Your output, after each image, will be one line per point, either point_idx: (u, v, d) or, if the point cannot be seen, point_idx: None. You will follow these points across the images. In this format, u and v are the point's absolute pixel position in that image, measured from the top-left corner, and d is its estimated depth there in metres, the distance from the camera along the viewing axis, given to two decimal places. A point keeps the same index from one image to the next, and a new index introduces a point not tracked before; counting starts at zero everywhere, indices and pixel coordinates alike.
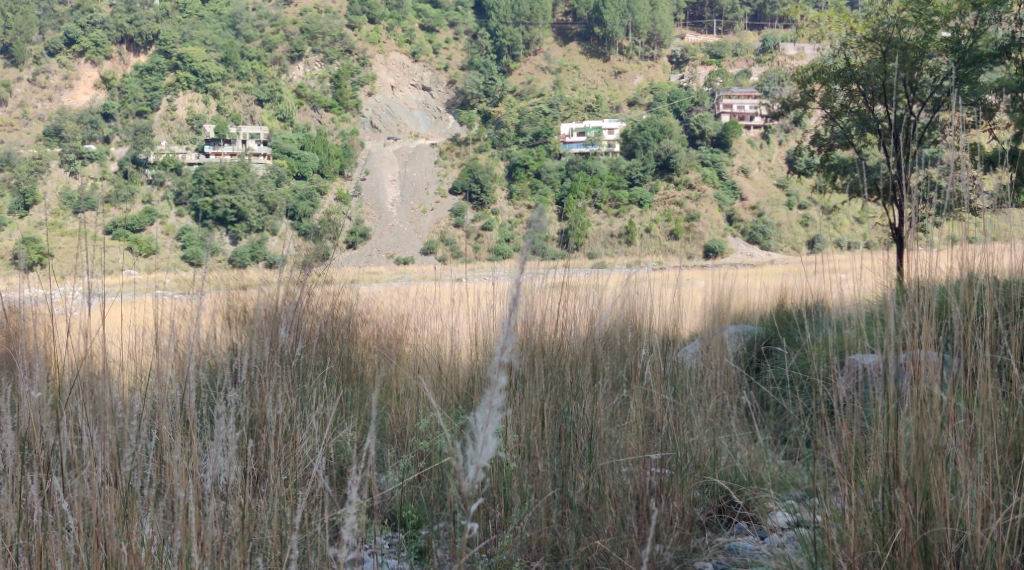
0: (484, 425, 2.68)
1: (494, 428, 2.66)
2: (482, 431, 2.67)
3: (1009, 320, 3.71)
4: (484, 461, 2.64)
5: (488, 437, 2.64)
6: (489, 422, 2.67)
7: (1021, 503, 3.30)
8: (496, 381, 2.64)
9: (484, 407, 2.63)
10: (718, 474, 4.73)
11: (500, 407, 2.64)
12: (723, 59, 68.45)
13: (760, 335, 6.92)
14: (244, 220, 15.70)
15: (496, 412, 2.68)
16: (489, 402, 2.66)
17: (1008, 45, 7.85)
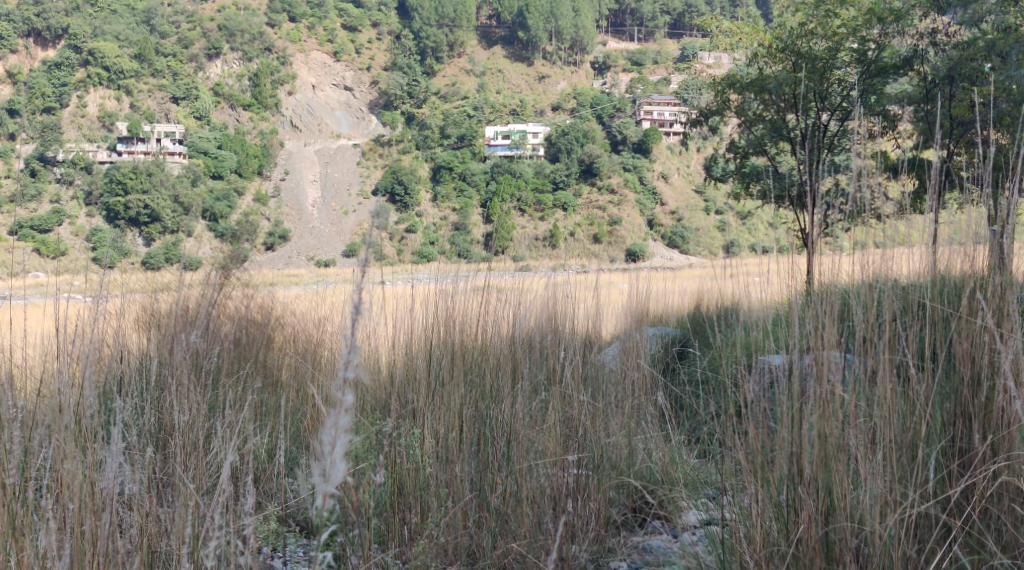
0: (332, 448, 2.80)
1: (340, 451, 2.76)
2: (330, 454, 2.78)
3: (909, 321, 3.84)
4: (330, 485, 2.74)
5: (335, 459, 2.75)
6: (337, 444, 2.77)
7: (918, 498, 3.42)
8: (341, 402, 2.75)
9: (329, 428, 2.75)
10: (633, 474, 4.78)
11: (344, 427, 2.76)
12: (645, 67, 69.44)
13: (677, 337, 7.06)
14: (158, 219, 15.45)
15: (343, 434, 2.79)
16: (335, 423, 2.77)
17: (911, 57, 8.29)
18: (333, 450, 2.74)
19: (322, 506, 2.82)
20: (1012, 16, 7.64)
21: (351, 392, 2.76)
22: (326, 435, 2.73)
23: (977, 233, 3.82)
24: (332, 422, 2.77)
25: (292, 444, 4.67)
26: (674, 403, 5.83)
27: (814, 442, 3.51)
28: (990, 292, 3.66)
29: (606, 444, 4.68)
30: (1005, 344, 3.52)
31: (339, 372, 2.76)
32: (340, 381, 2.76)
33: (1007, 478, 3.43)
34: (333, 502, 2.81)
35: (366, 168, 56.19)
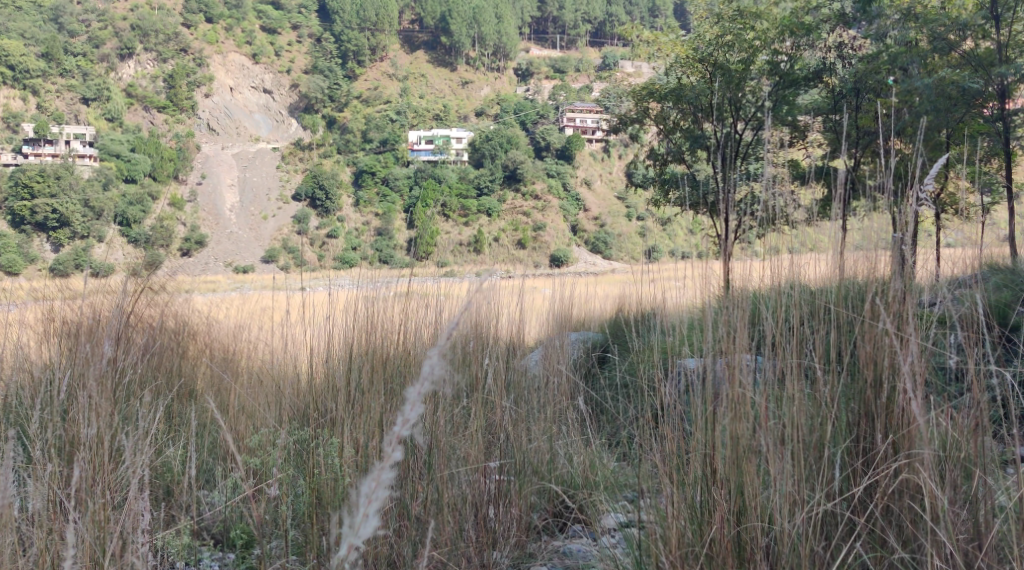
0: (369, 503, 3.15)
1: (375, 507, 3.11)
2: (365, 508, 3.14)
3: (816, 325, 3.96)
4: (359, 539, 3.09)
5: (368, 514, 3.11)
6: (373, 502, 3.13)
7: (824, 496, 3.53)
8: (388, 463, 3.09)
9: (370, 487, 3.09)
10: (554, 479, 4.81)
11: (384, 485, 3.12)
12: (566, 73, 70.20)
13: (599, 341, 7.17)
14: (53, 215, 14.92)
15: (380, 491, 3.16)
16: (377, 482, 3.13)
17: (821, 70, 8.91)
18: (369, 505, 3.10)
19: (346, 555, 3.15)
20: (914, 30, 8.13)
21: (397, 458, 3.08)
22: (367, 494, 3.06)
23: (881, 239, 3.96)
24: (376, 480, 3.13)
25: (209, 454, 4.61)
26: (596, 407, 5.90)
27: (726, 444, 3.63)
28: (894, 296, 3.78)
29: (527, 450, 4.72)
30: (905, 346, 3.63)
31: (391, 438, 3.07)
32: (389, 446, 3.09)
33: (907, 475, 3.54)
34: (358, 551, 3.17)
35: (286, 172, 55.54)
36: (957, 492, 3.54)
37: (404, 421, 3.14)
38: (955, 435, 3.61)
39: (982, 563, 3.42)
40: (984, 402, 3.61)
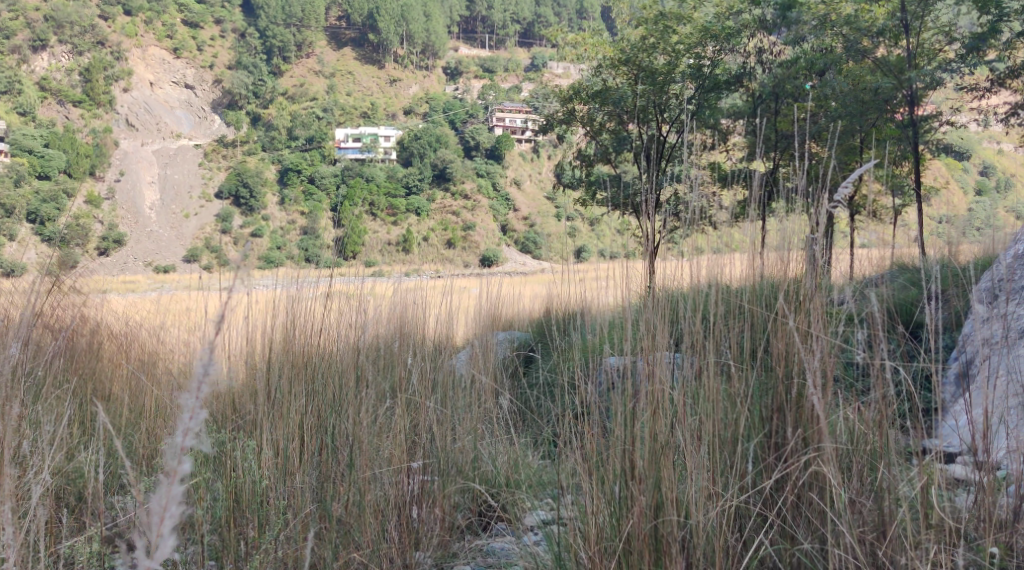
0: (160, 518, 2.70)
1: (170, 523, 2.68)
2: (157, 526, 2.68)
3: (733, 323, 4.08)
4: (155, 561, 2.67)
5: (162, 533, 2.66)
6: (167, 516, 2.69)
7: (737, 489, 3.64)
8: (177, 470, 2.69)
9: (163, 498, 2.67)
10: (478, 479, 4.79)
11: (177, 498, 2.69)
12: (496, 73, 70.44)
13: (528, 340, 7.20)
14: None
15: (173, 506, 2.72)
16: (168, 493, 2.70)
17: (741, 75, 9.34)
18: (162, 522, 2.66)
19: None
20: (831, 37, 8.80)
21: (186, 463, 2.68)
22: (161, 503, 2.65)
23: (793, 238, 4.09)
24: (165, 495, 2.68)
25: (123, 458, 4.53)
26: (524, 407, 5.91)
27: (644, 439, 3.72)
28: (803, 294, 3.90)
29: (451, 450, 4.72)
30: (812, 343, 3.76)
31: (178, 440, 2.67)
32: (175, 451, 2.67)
33: (817, 468, 3.63)
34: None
35: (209, 170, 54.53)
36: (863, 483, 3.70)
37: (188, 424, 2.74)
38: (859, 428, 3.78)
39: (891, 554, 3.51)
40: (887, 395, 3.76)
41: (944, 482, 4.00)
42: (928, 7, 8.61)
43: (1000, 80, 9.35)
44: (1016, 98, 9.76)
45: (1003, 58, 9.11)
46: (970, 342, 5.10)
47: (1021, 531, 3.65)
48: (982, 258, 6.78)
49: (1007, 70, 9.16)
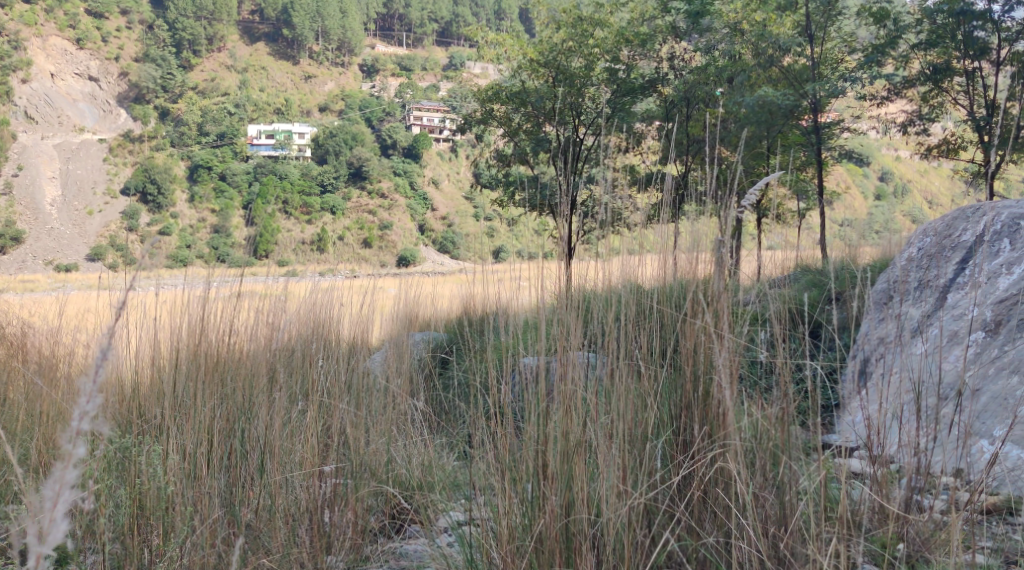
0: (54, 506, 2.94)
1: (62, 508, 2.92)
2: (52, 511, 2.93)
3: (645, 324, 4.13)
4: (48, 543, 2.89)
5: (57, 514, 2.91)
6: (59, 501, 2.93)
7: (646, 486, 3.71)
8: (70, 456, 2.92)
9: (55, 485, 2.91)
10: (392, 481, 4.72)
11: (70, 482, 2.93)
12: (412, 73, 70.30)
13: (445, 340, 7.18)
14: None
15: (67, 493, 2.96)
16: (59, 481, 2.93)
17: (655, 80, 9.58)
18: (56, 506, 2.91)
19: (37, 564, 2.93)
20: (739, 46, 9.31)
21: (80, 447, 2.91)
22: (53, 490, 2.88)
23: (703, 240, 4.17)
24: (59, 480, 2.93)
25: (19, 466, 4.38)
26: (440, 408, 5.88)
27: (557, 439, 3.75)
28: (711, 295, 3.97)
29: (365, 453, 4.67)
30: (719, 342, 3.83)
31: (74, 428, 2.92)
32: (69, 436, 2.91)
33: (721, 463, 3.72)
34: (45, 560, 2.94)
35: (115, 165, 53.08)
36: (769, 477, 3.74)
37: (83, 410, 2.98)
38: (763, 425, 3.79)
39: (792, 545, 3.62)
40: (790, 391, 3.85)
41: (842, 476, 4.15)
42: (831, 18, 9.63)
43: (897, 90, 9.86)
44: (911, 107, 10.27)
45: (900, 68, 9.61)
46: (867, 340, 5.31)
47: (910, 521, 3.82)
48: (880, 260, 7.04)
49: (903, 80, 9.66)
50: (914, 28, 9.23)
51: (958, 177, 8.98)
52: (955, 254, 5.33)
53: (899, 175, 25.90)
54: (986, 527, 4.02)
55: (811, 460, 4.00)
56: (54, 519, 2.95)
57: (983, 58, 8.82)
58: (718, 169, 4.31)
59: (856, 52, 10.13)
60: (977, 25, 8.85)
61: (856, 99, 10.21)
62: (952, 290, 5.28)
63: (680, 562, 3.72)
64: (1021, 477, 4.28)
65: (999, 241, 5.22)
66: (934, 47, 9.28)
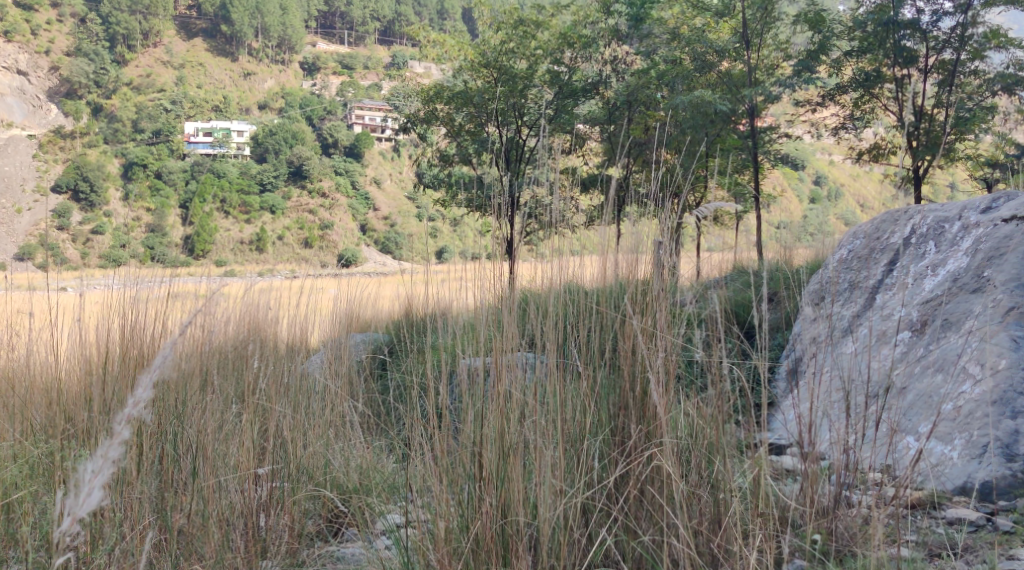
0: (93, 480, 3.32)
1: (99, 482, 3.30)
2: (89, 483, 3.29)
3: (583, 326, 4.14)
4: (82, 509, 3.25)
5: (93, 487, 3.28)
6: (96, 476, 3.30)
7: (583, 486, 3.72)
8: (114, 438, 3.32)
9: (97, 459, 3.28)
10: (329, 483, 4.62)
11: (109, 461, 3.32)
12: (355, 72, 69.91)
13: (387, 341, 7.14)
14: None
15: (105, 470, 3.34)
16: (102, 456, 3.32)
17: (597, 83, 9.66)
18: (95, 478, 3.28)
19: (67, 530, 3.27)
20: (679, 51, 9.72)
21: (127, 430, 3.33)
22: (95, 465, 3.26)
23: (643, 241, 4.18)
24: (101, 457, 3.31)
25: None
26: (378, 409, 5.83)
27: (494, 439, 3.75)
28: (650, 296, 4.05)
29: (302, 456, 4.62)
30: (656, 343, 3.89)
31: (123, 412, 3.33)
32: (119, 420, 3.34)
33: (657, 463, 3.76)
34: (75, 527, 3.30)
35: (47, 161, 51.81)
36: (704, 476, 3.84)
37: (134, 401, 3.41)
38: (698, 423, 3.90)
39: (724, 543, 3.67)
40: (725, 390, 3.91)
41: (774, 473, 4.21)
42: (767, 26, 9.95)
43: (830, 95, 9.98)
44: (843, 112, 10.42)
45: (833, 74, 9.79)
46: (799, 340, 5.42)
47: (838, 516, 3.88)
48: (815, 262, 7.14)
49: (836, 87, 9.83)
50: (846, 35, 9.54)
51: (889, 182, 9.17)
52: (884, 256, 5.46)
53: (832, 179, 26.43)
54: (912, 521, 4.08)
55: (745, 459, 4.04)
56: (89, 493, 3.32)
57: (912, 66, 9.10)
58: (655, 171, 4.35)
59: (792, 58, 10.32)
60: (905, 34, 9.11)
61: (791, 105, 10.37)
62: (881, 290, 5.39)
63: (615, 560, 3.73)
64: (943, 472, 4.35)
65: (925, 243, 5.35)
66: (867, 55, 9.49)
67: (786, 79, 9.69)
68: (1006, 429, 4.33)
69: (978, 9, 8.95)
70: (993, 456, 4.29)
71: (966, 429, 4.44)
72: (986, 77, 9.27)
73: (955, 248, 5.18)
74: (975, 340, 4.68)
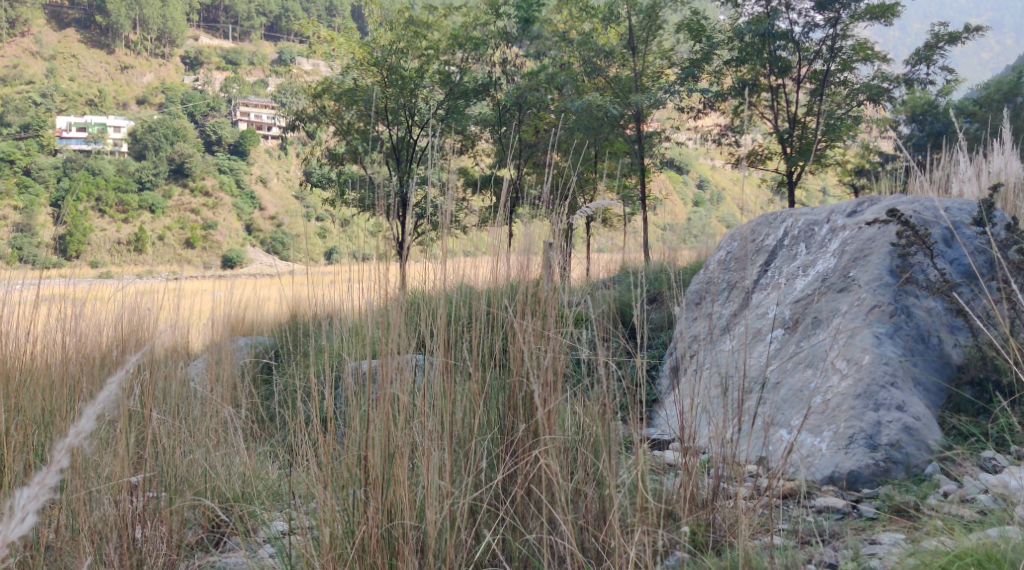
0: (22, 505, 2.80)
1: (31, 508, 2.80)
2: (18, 509, 2.78)
3: (471, 327, 4.11)
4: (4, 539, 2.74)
5: (25, 515, 2.77)
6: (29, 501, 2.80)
7: (470, 486, 3.70)
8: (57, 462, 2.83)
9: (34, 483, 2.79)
10: (212, 490, 4.47)
11: (47, 486, 2.82)
12: (241, 68, 68.43)
13: (271, 345, 7.00)
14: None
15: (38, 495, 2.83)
16: (40, 481, 2.82)
17: (488, 84, 9.67)
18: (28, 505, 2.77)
19: None
20: (568, 53, 9.99)
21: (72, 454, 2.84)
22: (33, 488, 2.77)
23: (535, 243, 4.18)
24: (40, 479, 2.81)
25: None
26: (260, 417, 5.69)
27: (378, 442, 3.69)
28: (541, 297, 4.10)
29: (181, 465, 4.35)
30: (546, 343, 3.91)
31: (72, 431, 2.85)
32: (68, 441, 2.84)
33: (543, 461, 3.77)
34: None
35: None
36: (591, 473, 3.86)
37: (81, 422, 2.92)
38: (584, 421, 3.93)
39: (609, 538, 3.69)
40: (611, 389, 3.97)
41: (657, 469, 4.28)
42: (652, 32, 10.17)
43: (710, 103, 10.02)
44: (723, 120, 10.64)
45: (713, 83, 9.89)
46: (681, 340, 5.55)
47: (717, 508, 3.96)
48: (699, 263, 7.28)
49: (716, 94, 9.90)
50: (725, 45, 9.63)
51: (764, 186, 9.43)
52: (760, 257, 5.63)
53: (716, 182, 27.04)
54: (784, 511, 4.14)
55: (630, 456, 4.08)
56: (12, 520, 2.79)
57: (786, 75, 9.48)
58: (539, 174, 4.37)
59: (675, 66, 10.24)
60: (780, 45, 9.41)
61: (675, 111, 10.52)
62: (757, 290, 5.56)
63: (501, 559, 3.73)
64: (813, 463, 4.45)
65: (796, 245, 5.54)
66: (744, 65, 9.67)
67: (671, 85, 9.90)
68: (870, 420, 4.45)
69: (846, 23, 9.26)
70: (857, 447, 4.40)
71: (834, 421, 4.56)
72: (852, 88, 9.54)
73: (823, 250, 5.36)
74: (843, 337, 4.83)
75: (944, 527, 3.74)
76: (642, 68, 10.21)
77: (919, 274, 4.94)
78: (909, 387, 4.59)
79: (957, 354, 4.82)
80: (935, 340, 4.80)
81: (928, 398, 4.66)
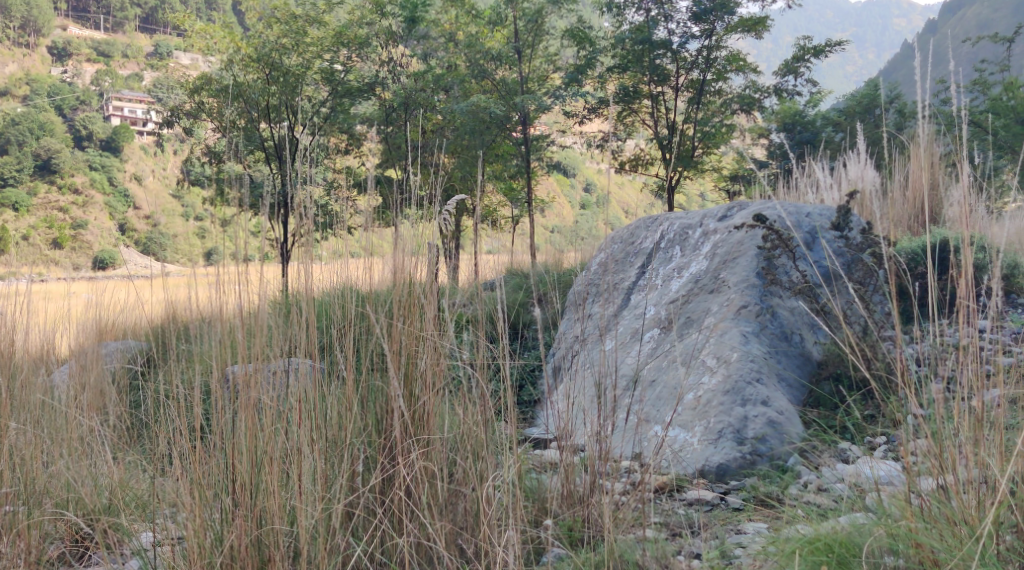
0: None
1: None
2: None
3: (347, 328, 4.10)
4: None
5: None
6: None
7: (343, 488, 3.69)
8: None
9: None
10: (77, 502, 4.37)
11: None
12: (116, 62, 66.22)
13: (143, 351, 6.85)
14: None
15: None
16: None
17: (372, 84, 9.66)
18: None
19: None
20: (454, 55, 10.19)
21: None
22: None
23: (410, 245, 4.15)
24: None
25: None
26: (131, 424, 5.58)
27: (248, 447, 3.66)
28: (416, 296, 4.09)
29: (41, 476, 4.26)
30: (421, 343, 3.92)
31: None
32: None
33: (418, 460, 3.79)
34: None
35: None
36: (469, 472, 3.90)
37: None
38: (462, 420, 3.96)
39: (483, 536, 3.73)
40: (488, 388, 4.00)
41: (535, 467, 4.35)
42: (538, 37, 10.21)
43: (594, 107, 10.17)
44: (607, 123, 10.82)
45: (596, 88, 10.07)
46: (561, 341, 5.67)
47: (591, 504, 4.03)
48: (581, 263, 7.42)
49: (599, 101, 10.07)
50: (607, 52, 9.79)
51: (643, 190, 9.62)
52: (636, 260, 5.79)
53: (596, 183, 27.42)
54: (656, 505, 4.25)
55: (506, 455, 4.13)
56: None
57: (664, 84, 9.64)
58: (412, 177, 4.38)
59: (560, 70, 10.54)
60: (660, 52, 9.63)
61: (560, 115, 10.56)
62: (634, 292, 5.72)
63: (376, 562, 3.72)
64: (684, 458, 4.57)
65: (671, 248, 5.71)
66: (627, 71, 9.84)
67: (557, 90, 10.11)
68: (738, 415, 4.61)
69: (720, 34, 9.50)
70: (725, 441, 4.55)
71: (704, 417, 4.71)
72: (727, 97, 9.92)
73: (696, 253, 5.54)
74: (712, 336, 5.00)
75: (802, 515, 3.89)
76: (528, 72, 10.32)
77: (784, 276, 5.14)
78: (774, 383, 4.78)
79: (818, 351, 5.05)
80: (797, 338, 5.02)
81: (792, 394, 4.85)
